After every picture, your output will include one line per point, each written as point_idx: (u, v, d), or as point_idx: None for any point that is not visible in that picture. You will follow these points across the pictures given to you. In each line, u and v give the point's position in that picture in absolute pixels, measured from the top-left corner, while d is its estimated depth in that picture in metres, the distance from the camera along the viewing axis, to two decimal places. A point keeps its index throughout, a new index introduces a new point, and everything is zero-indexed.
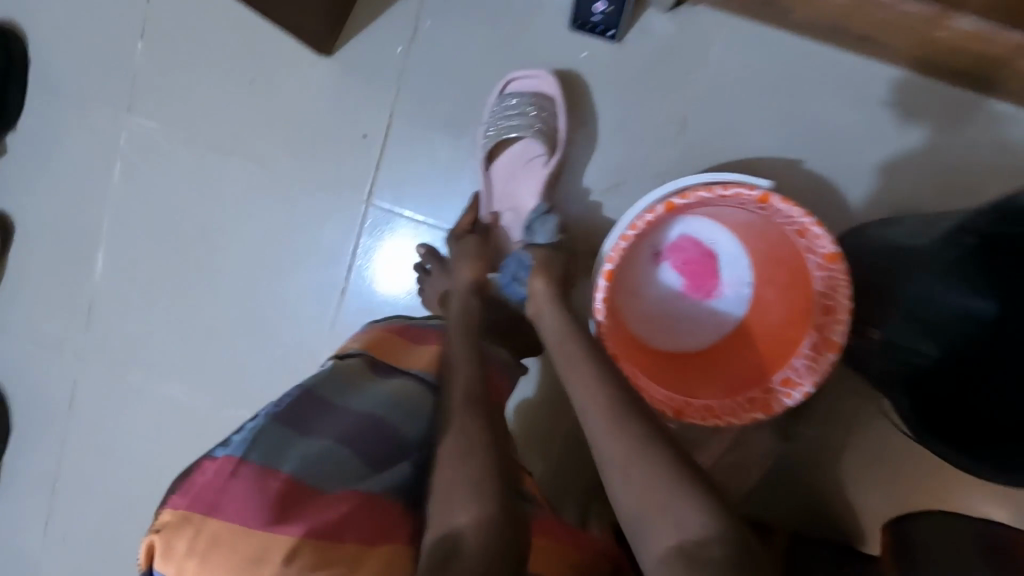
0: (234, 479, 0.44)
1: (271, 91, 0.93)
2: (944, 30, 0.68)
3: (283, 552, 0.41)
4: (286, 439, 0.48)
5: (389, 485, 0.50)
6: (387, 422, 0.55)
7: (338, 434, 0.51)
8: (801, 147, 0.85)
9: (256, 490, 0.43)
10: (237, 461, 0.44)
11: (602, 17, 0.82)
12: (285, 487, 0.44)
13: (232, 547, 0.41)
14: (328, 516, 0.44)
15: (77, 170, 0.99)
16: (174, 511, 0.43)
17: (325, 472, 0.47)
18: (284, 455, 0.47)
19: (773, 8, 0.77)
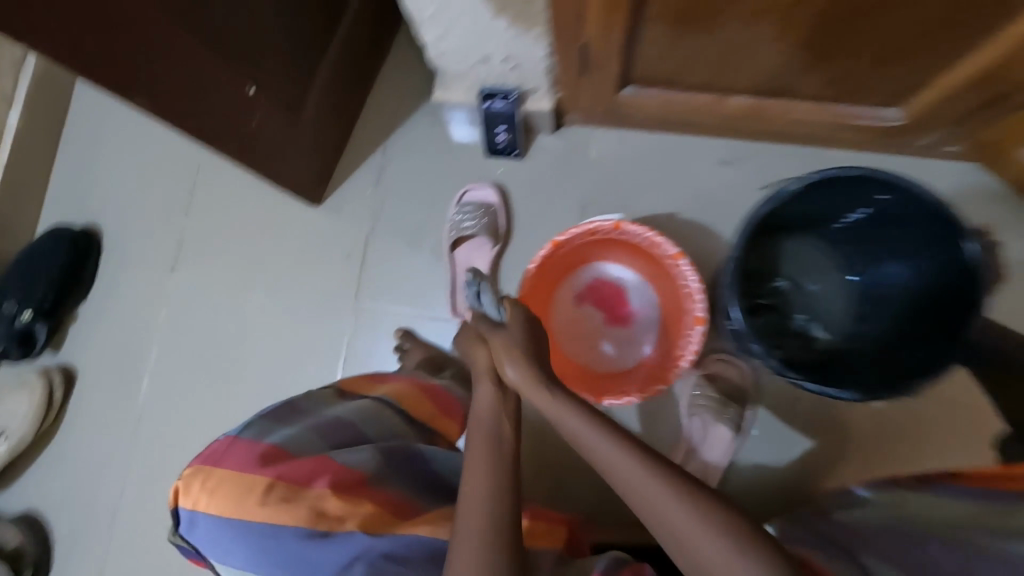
0: (231, 445, 0.61)
1: (278, 236, 1.23)
2: (730, 106, 0.99)
3: (260, 486, 0.57)
4: (273, 424, 0.67)
5: (356, 455, 0.65)
6: (354, 421, 0.72)
7: (312, 424, 0.68)
8: (673, 203, 1.12)
9: (245, 450, 0.60)
10: (236, 435, 0.62)
11: (505, 143, 1.13)
12: (268, 449, 0.61)
13: (225, 485, 0.57)
14: (301, 464, 0.60)
15: (130, 320, 1.26)
16: (190, 467, 0.60)
17: (301, 445, 0.64)
18: (270, 435, 0.64)
19: (622, 115, 1.09)
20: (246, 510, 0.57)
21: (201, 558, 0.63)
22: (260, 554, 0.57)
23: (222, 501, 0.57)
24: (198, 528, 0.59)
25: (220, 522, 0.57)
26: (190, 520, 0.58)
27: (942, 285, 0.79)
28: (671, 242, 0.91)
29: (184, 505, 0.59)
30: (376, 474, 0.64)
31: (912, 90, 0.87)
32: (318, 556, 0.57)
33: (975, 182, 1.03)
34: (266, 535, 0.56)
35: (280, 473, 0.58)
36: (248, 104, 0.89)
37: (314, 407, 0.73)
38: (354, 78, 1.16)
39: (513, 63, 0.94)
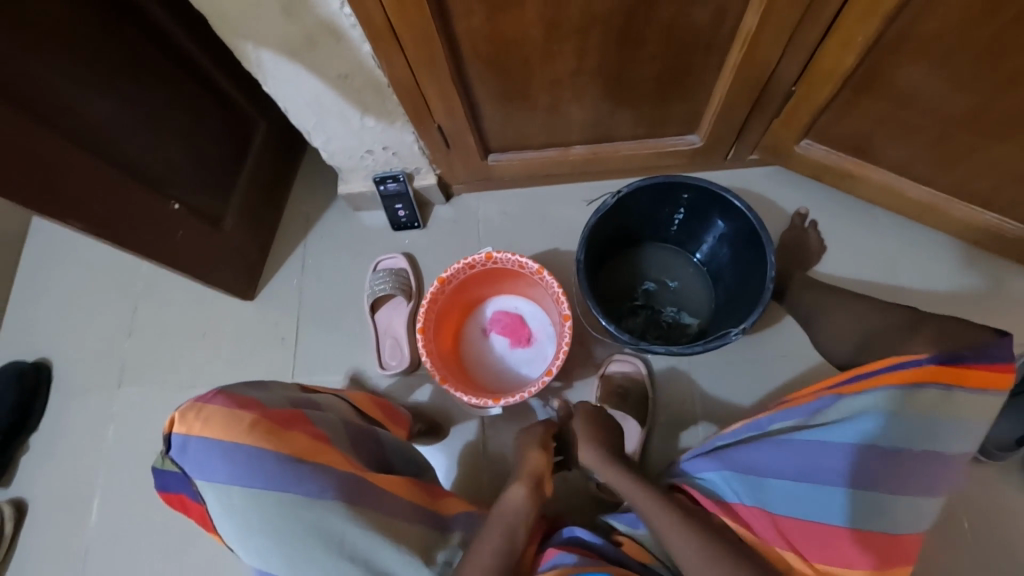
0: (222, 391, 0.73)
1: (218, 333, 1.36)
2: (573, 155, 1.22)
3: (250, 418, 0.70)
4: (251, 386, 0.79)
5: (320, 420, 0.80)
6: (318, 402, 0.86)
7: (284, 395, 0.82)
8: (554, 241, 1.33)
9: (233, 396, 0.72)
10: (223, 388, 0.74)
11: (406, 218, 1.33)
12: (251, 398, 0.74)
13: (218, 414, 0.69)
14: (280, 412, 0.74)
15: (81, 440, 1.32)
16: (186, 402, 0.71)
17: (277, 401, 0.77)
18: (251, 391, 0.77)
19: (496, 178, 1.31)
20: (238, 435, 0.68)
21: (180, 488, 0.71)
22: (244, 469, 0.67)
23: (216, 425, 0.68)
24: (190, 450, 0.68)
25: (211, 442, 0.68)
26: (183, 444, 0.68)
27: (750, 252, 1.00)
28: (531, 259, 1.05)
29: (179, 431, 0.69)
30: (335, 435, 0.80)
31: (696, 118, 1.12)
32: (293, 475, 0.69)
33: (782, 179, 1.27)
34: (252, 455, 0.68)
35: (264, 414, 0.72)
36: (173, 217, 1.08)
37: (284, 387, 0.86)
38: (270, 188, 1.36)
39: (392, 151, 1.17)
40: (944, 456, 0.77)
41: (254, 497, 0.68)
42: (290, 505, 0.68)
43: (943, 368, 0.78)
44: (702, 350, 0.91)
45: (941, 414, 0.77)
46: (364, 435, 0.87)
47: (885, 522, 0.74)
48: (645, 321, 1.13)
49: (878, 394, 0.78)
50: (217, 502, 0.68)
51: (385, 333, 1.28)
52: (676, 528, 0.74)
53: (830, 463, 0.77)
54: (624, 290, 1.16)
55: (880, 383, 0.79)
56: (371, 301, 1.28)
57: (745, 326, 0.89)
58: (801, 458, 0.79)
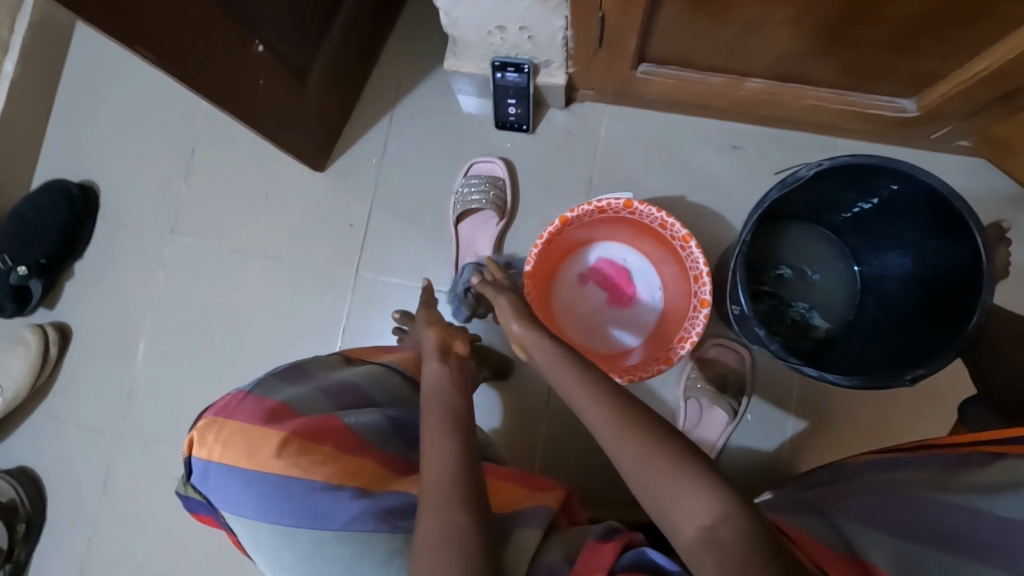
0: (242, 400, 0.66)
1: (280, 201, 1.21)
2: (744, 89, 0.97)
3: (277, 438, 0.62)
4: (284, 381, 0.72)
5: (362, 417, 0.71)
6: (360, 384, 0.76)
7: (320, 386, 0.73)
8: (680, 186, 1.12)
9: (256, 406, 0.66)
10: (248, 391, 0.68)
11: (515, 117, 1.12)
12: (278, 407, 0.66)
13: (239, 436, 0.63)
14: (309, 422, 0.66)
15: (128, 281, 1.24)
16: (203, 420, 0.65)
17: (306, 404, 0.69)
18: (276, 391, 0.69)
19: (635, 94, 1.07)
20: (260, 462, 0.62)
21: (207, 510, 0.68)
22: (272, 503, 0.62)
23: (235, 453, 0.62)
24: (212, 475, 0.63)
25: (233, 470, 0.62)
26: (205, 469, 0.63)
27: (941, 275, 0.82)
28: (680, 222, 0.87)
29: (198, 455, 0.64)
30: (379, 436, 0.71)
31: (927, 81, 0.86)
32: (328, 507, 0.62)
33: (982, 179, 1.03)
34: (280, 485, 0.62)
35: (292, 429, 0.64)
36: (256, 63, 0.88)
37: (323, 367, 0.78)
38: (362, 42, 1.13)
39: (528, 34, 0.92)
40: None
41: (285, 530, 0.63)
42: (325, 541, 0.62)
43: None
44: (860, 385, 0.73)
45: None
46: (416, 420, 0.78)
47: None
48: (770, 310, 0.98)
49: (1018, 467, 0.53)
50: (247, 533, 0.64)
51: (466, 249, 1.14)
52: (613, 417, 0.58)
53: (922, 520, 0.55)
54: (755, 271, 0.99)
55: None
56: (457, 208, 1.12)
57: (922, 372, 0.72)
58: (898, 511, 0.58)
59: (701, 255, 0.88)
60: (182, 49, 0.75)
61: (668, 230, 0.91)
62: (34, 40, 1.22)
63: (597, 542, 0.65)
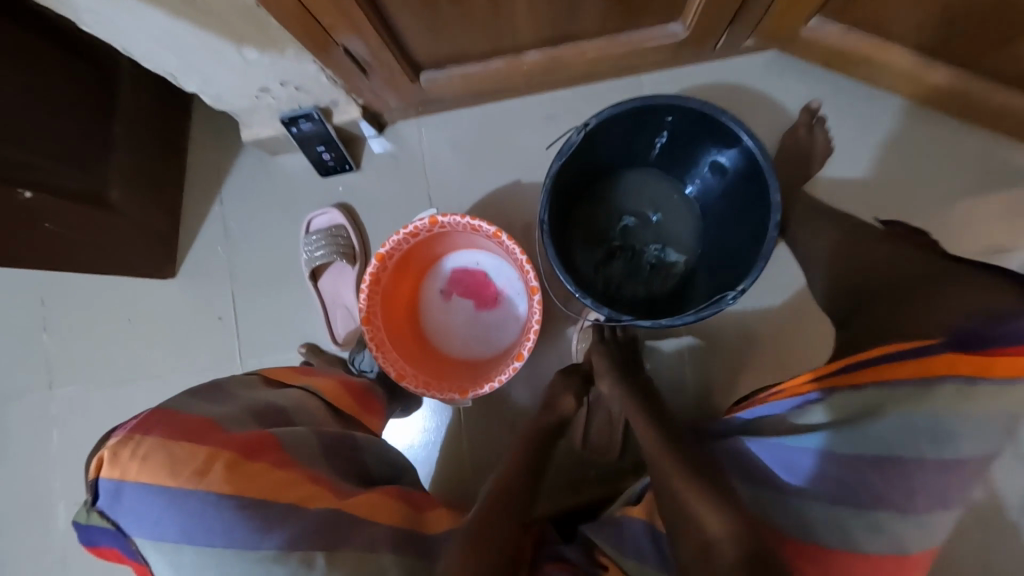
0: (161, 419, 0.68)
1: (145, 320, 1.19)
2: (526, 64, 0.97)
3: (203, 455, 0.66)
4: (206, 402, 0.76)
5: (290, 432, 0.77)
6: (282, 407, 0.83)
7: (246, 407, 0.79)
8: (514, 171, 1.12)
9: (178, 424, 0.69)
10: (163, 412, 0.69)
11: (334, 161, 1.10)
12: (202, 425, 0.70)
13: (161, 455, 0.65)
14: (243, 438, 0.71)
15: (24, 451, 1.21)
16: (119, 438, 0.66)
17: (229, 421, 0.74)
18: (200, 409, 0.74)
19: (435, 100, 1.06)
20: (182, 480, 0.65)
21: (111, 542, 0.68)
22: (197, 524, 0.65)
23: (158, 473, 0.64)
24: (126, 494, 0.65)
25: (149, 488, 0.64)
26: (120, 488, 0.65)
27: (748, 182, 0.82)
28: (485, 220, 0.86)
29: (111, 477, 0.65)
30: (306, 453, 0.76)
31: (678, 3, 0.87)
32: (255, 527, 0.66)
33: (782, 68, 1.05)
34: (205, 506, 0.65)
35: (224, 446, 0.68)
36: (31, 210, 0.86)
37: (242, 388, 0.85)
38: (159, 140, 1.10)
39: (294, 86, 0.91)
40: (968, 465, 0.58)
41: (202, 550, 0.65)
42: (237, 561, 0.65)
43: (964, 355, 0.56)
44: (694, 320, 0.76)
45: (969, 412, 0.57)
46: (343, 443, 0.83)
47: (895, 544, 0.59)
48: (626, 265, 0.97)
49: (890, 393, 0.59)
50: (162, 558, 0.65)
51: (334, 301, 1.13)
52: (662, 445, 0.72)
53: (819, 465, 0.62)
54: (599, 232, 0.98)
55: (877, 379, 0.61)
56: (309, 268, 1.10)
57: (743, 288, 0.75)
58: (792, 468, 0.64)
59: (516, 244, 0.88)
60: None
61: (480, 230, 0.91)
62: None
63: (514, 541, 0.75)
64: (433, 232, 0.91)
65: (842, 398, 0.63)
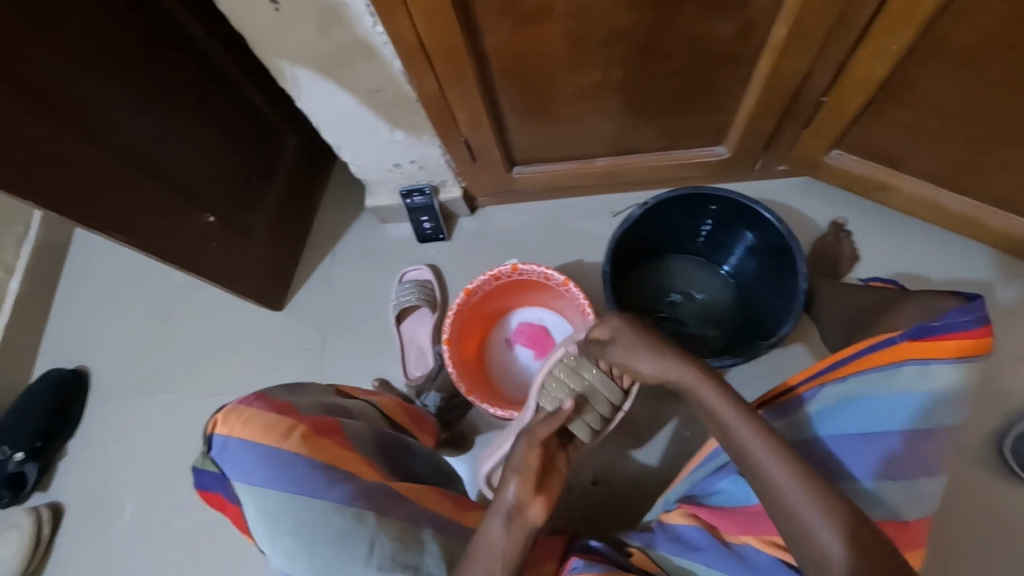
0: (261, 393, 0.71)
1: (248, 342, 1.39)
2: (598, 166, 1.22)
3: (295, 426, 0.68)
4: (289, 390, 0.78)
5: (357, 427, 0.79)
6: (349, 407, 0.86)
7: (322, 402, 0.82)
8: (578, 252, 1.33)
9: (271, 401, 0.70)
10: (263, 392, 0.71)
11: (432, 229, 1.35)
12: (288, 405, 0.72)
13: (261, 419, 0.66)
14: (323, 421, 0.72)
15: (116, 445, 1.36)
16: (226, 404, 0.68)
17: (312, 409, 0.75)
18: (284, 395, 0.76)
19: (521, 190, 1.32)
20: (277, 445, 0.65)
21: (220, 488, 0.67)
22: (282, 475, 0.65)
23: (254, 430, 0.66)
24: (228, 452, 0.65)
25: (251, 448, 0.65)
26: (222, 444, 0.66)
27: (780, 265, 0.97)
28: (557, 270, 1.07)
29: (219, 431, 0.66)
30: (370, 448, 0.78)
31: (722, 129, 1.11)
32: (328, 482, 0.66)
33: (811, 190, 1.25)
34: (287, 460, 0.65)
35: (304, 420, 0.70)
36: (207, 231, 1.12)
37: (318, 392, 0.85)
38: (298, 201, 1.40)
39: (418, 164, 1.19)
40: (941, 433, 0.68)
41: (291, 515, 0.64)
42: (322, 529, 0.65)
43: (918, 342, 0.67)
44: (732, 362, 0.90)
45: (930, 388, 0.68)
46: (395, 442, 0.86)
47: (898, 511, 0.67)
48: (671, 333, 1.09)
49: (866, 383, 0.70)
50: (254, 506, 0.65)
51: (411, 343, 1.30)
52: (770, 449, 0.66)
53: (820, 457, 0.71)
54: (648, 304, 1.13)
55: (858, 371, 0.70)
56: (396, 311, 1.30)
57: (778, 338, 0.90)
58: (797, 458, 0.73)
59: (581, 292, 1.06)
60: (142, 228, 0.97)
61: (552, 280, 1.10)
62: (37, 260, 1.49)
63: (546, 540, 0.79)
64: (511, 279, 1.11)
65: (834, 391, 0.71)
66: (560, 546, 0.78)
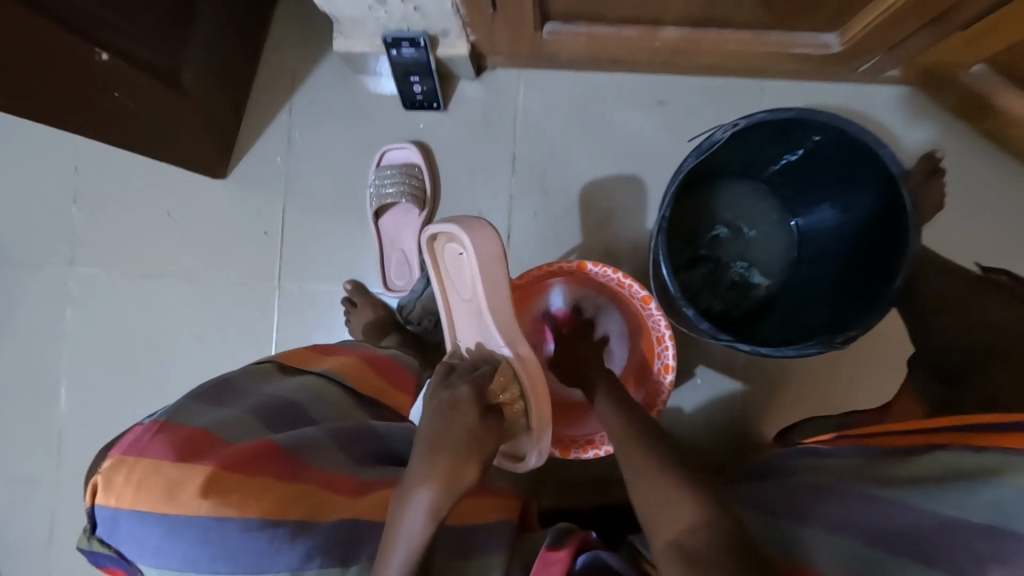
0: (162, 429, 0.50)
1: (185, 214, 1.12)
2: (660, 39, 0.89)
3: (203, 474, 0.48)
4: (207, 401, 0.57)
5: (302, 433, 0.58)
6: (298, 399, 0.63)
7: (256, 403, 0.59)
8: (609, 149, 1.05)
9: (170, 439, 0.49)
10: (164, 420, 0.51)
11: (423, 95, 1.02)
12: (197, 436, 0.51)
13: (156, 480, 0.47)
14: (245, 449, 0.52)
15: (35, 321, 1.16)
16: (109, 459, 0.49)
17: (232, 428, 0.54)
18: (194, 412, 0.54)
19: (547, 55, 0.98)
20: (182, 508, 0.47)
21: (124, 566, 0.50)
22: (203, 546, 0.48)
23: (149, 494, 0.47)
24: (125, 525, 0.48)
25: (150, 520, 0.47)
26: (114, 517, 0.48)
27: (874, 226, 0.77)
28: (638, 283, 0.82)
29: (104, 501, 0.47)
30: (325, 455, 0.58)
31: (848, 14, 0.79)
32: (273, 542, 0.49)
33: (914, 109, 0.98)
34: (208, 529, 0.48)
35: (222, 460, 0.49)
36: (105, 74, 0.77)
37: (254, 383, 0.63)
38: (237, 28, 1.00)
39: (413, 3, 0.82)
40: None
41: None
42: None
43: None
44: (795, 355, 0.72)
45: None
46: (363, 431, 0.65)
47: None
48: (708, 279, 0.92)
49: (984, 459, 0.48)
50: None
51: (392, 245, 1.07)
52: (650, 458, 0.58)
53: (879, 514, 0.50)
54: (689, 242, 0.93)
55: (980, 440, 0.50)
56: (375, 202, 1.04)
57: (855, 335, 0.70)
58: (850, 511, 0.53)
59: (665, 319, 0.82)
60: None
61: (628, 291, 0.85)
62: None
63: (547, 552, 0.63)
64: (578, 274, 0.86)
65: (945, 454, 0.52)
66: (568, 553, 0.62)
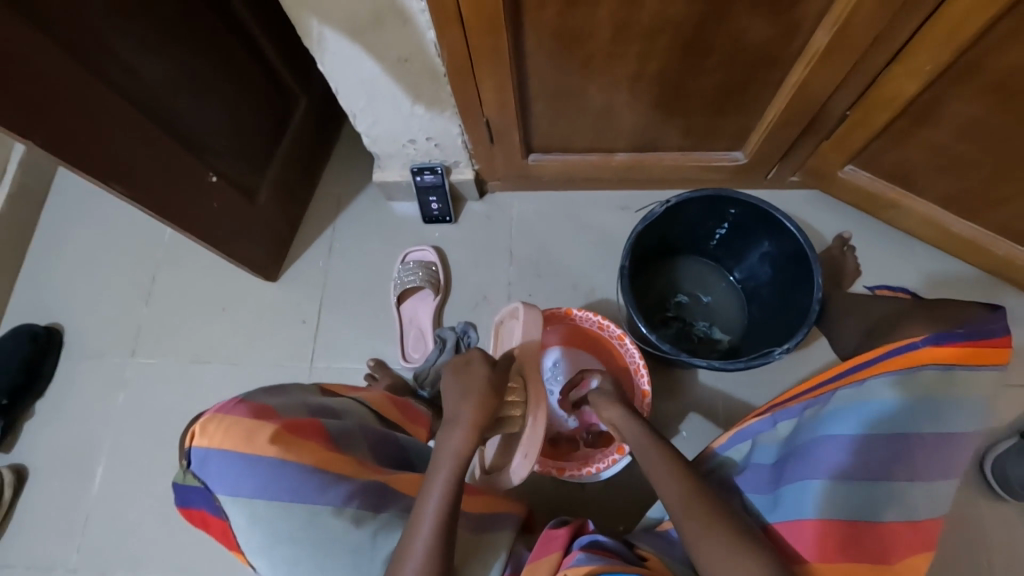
0: (242, 399, 0.65)
1: (237, 310, 1.34)
2: (615, 160, 1.21)
3: (273, 428, 0.62)
4: (269, 392, 0.72)
5: (341, 425, 0.73)
6: (335, 406, 0.78)
7: (304, 402, 0.74)
8: (587, 244, 1.31)
9: (248, 405, 0.64)
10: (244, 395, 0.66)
11: (439, 210, 1.32)
12: (266, 408, 0.66)
13: (240, 427, 0.61)
14: (301, 421, 0.67)
15: (88, 407, 1.29)
16: (202, 415, 0.62)
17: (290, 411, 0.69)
18: (262, 398, 0.69)
19: (533, 178, 1.30)
20: (257, 451, 0.60)
21: (202, 504, 0.62)
22: (271, 483, 0.60)
23: (234, 437, 0.60)
24: (210, 464, 0.60)
25: (232, 458, 0.60)
26: (203, 457, 0.60)
27: (793, 270, 0.99)
28: (613, 323, 1.02)
29: (197, 444, 0.61)
30: (357, 445, 0.73)
31: (744, 134, 1.11)
32: (321, 486, 0.62)
33: (820, 204, 1.27)
34: (275, 469, 0.60)
35: (286, 424, 0.64)
36: (210, 190, 1.06)
37: (302, 392, 0.78)
38: (300, 169, 1.35)
39: (434, 142, 1.15)
40: (954, 435, 0.71)
41: (281, 520, 0.60)
42: (315, 531, 0.61)
43: (940, 347, 0.71)
44: (744, 367, 0.89)
45: (951, 391, 0.71)
46: (388, 441, 0.79)
47: (903, 508, 0.68)
48: (677, 333, 1.10)
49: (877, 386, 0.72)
50: (242, 519, 0.60)
51: (411, 325, 1.28)
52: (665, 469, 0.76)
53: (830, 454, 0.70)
54: (655, 303, 1.12)
55: (871, 375, 0.73)
56: (398, 290, 1.28)
57: (789, 346, 0.87)
58: (812, 458, 0.71)
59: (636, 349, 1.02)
60: (147, 182, 0.92)
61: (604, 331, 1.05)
62: (13, 208, 1.40)
63: (551, 531, 0.73)
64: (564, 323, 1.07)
65: (847, 392, 0.73)
66: (567, 529, 0.72)
